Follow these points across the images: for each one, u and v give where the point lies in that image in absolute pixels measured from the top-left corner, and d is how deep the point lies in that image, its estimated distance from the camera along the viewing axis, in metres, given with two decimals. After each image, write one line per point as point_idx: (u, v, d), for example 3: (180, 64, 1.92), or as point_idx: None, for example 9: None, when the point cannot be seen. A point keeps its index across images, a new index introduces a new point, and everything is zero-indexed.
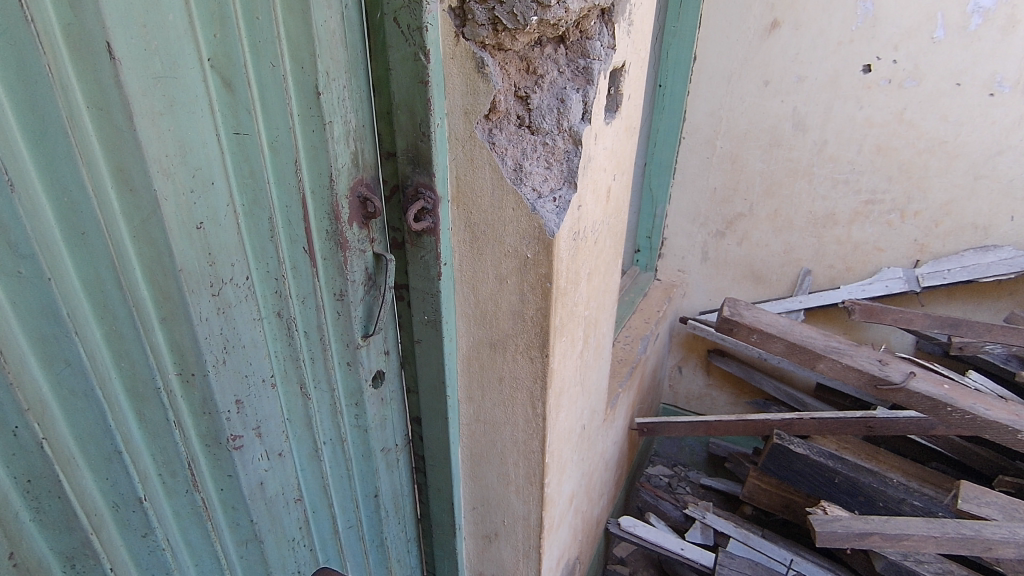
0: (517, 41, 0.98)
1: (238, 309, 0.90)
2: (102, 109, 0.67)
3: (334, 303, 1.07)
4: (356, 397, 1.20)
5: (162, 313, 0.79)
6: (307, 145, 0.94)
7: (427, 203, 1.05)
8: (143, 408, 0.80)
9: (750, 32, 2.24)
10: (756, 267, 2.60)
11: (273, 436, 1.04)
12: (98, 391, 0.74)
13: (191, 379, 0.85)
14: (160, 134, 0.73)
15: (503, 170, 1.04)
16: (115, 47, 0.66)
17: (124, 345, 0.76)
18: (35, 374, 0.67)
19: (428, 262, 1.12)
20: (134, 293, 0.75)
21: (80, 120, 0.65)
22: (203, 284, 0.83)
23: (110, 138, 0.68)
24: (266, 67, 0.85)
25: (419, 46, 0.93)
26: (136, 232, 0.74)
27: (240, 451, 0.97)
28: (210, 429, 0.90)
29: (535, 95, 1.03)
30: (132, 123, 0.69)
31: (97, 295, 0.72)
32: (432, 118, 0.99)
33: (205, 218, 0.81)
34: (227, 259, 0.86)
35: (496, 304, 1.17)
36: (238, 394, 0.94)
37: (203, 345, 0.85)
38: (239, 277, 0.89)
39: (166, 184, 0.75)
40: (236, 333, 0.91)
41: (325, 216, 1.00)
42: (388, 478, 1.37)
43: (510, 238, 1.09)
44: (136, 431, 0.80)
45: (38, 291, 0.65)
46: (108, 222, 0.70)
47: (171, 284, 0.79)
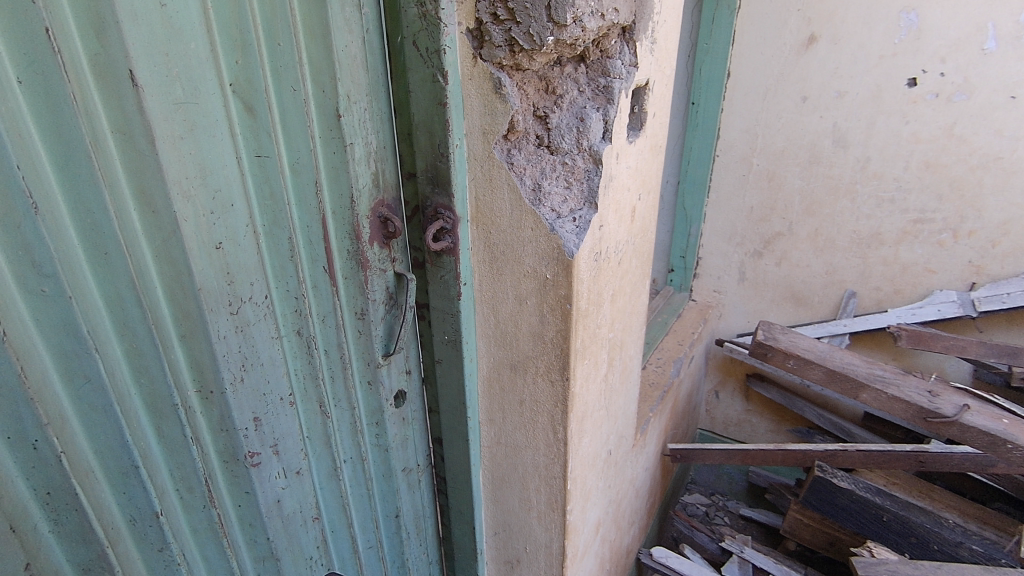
0: (535, 61, 0.96)
1: (257, 327, 0.91)
2: (126, 134, 0.70)
3: (355, 321, 1.09)
4: (377, 416, 1.20)
5: (182, 330, 0.81)
6: (329, 166, 0.96)
7: (447, 223, 1.05)
8: (161, 423, 0.82)
9: (786, 47, 2.18)
10: (796, 289, 2.49)
11: (291, 453, 1.04)
12: (116, 406, 0.75)
13: (209, 396, 0.87)
14: (181, 157, 0.75)
15: (521, 190, 1.02)
16: (138, 75, 0.69)
17: (144, 360, 0.78)
18: (56, 388, 0.69)
19: (448, 281, 1.11)
20: (154, 310, 0.78)
21: (103, 143, 0.68)
22: (222, 303, 0.85)
23: (133, 162, 0.71)
24: (287, 91, 0.87)
25: (437, 68, 0.93)
26: (158, 251, 0.76)
27: (258, 468, 0.97)
28: (227, 446, 0.92)
29: (553, 115, 1.01)
30: (153, 146, 0.72)
31: (118, 313, 0.74)
32: (451, 138, 0.98)
33: (224, 238, 0.83)
34: (246, 279, 0.88)
35: (516, 326, 1.14)
36: (256, 411, 0.95)
37: (221, 363, 0.87)
38: (258, 296, 0.91)
39: (187, 205, 0.77)
40: (255, 351, 0.92)
41: (346, 235, 1.02)
42: (409, 499, 1.36)
43: (530, 259, 1.06)
44: (154, 446, 0.82)
45: (59, 309, 0.68)
46: (130, 243, 0.73)
47: (190, 302, 0.81)
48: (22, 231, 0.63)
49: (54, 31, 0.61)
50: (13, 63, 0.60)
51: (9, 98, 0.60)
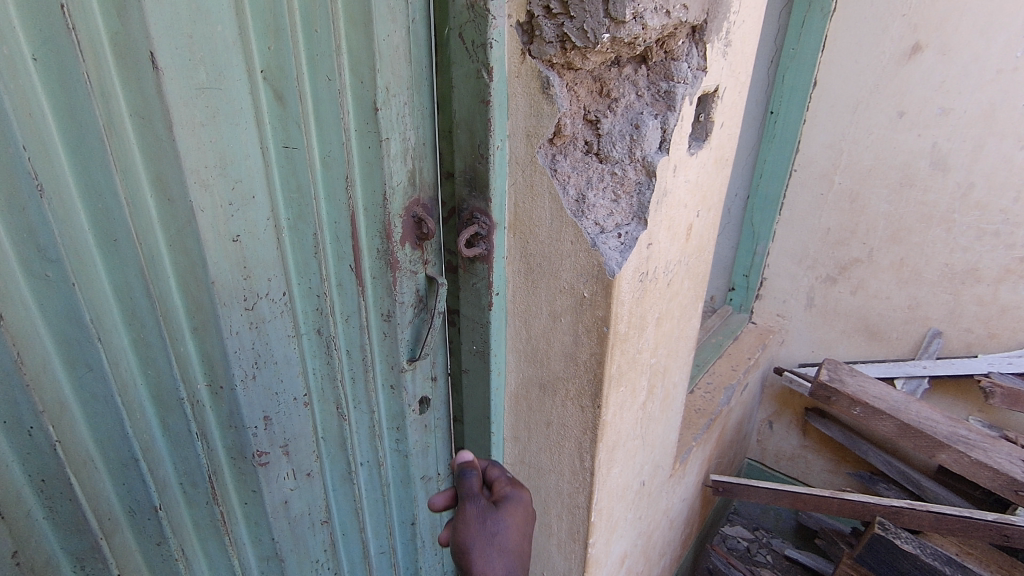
0: (590, 60, 0.86)
1: (273, 325, 0.88)
2: (144, 117, 0.67)
3: (380, 323, 1.05)
4: (398, 421, 1.16)
5: (193, 322, 0.79)
6: (362, 161, 0.92)
7: (481, 229, 0.98)
8: (166, 416, 0.80)
9: (885, 56, 1.94)
10: (871, 322, 2.23)
11: (303, 454, 1.01)
12: (118, 398, 0.73)
13: (219, 391, 0.85)
14: (201, 144, 0.72)
15: (563, 200, 0.92)
16: (159, 57, 0.65)
17: (151, 352, 0.76)
18: (58, 375, 0.67)
19: (480, 290, 1.05)
20: (164, 301, 0.75)
21: (119, 127, 0.65)
22: (236, 298, 0.82)
23: (150, 147, 0.68)
24: (321, 81, 0.83)
25: (482, 63, 0.86)
26: (172, 241, 0.74)
27: (265, 467, 0.94)
28: (235, 442, 0.89)
29: (606, 120, 0.91)
30: (172, 133, 0.68)
31: (126, 301, 0.72)
32: (492, 139, 0.91)
33: (243, 231, 0.80)
34: (263, 274, 0.85)
35: (548, 344, 1.05)
36: (267, 410, 0.92)
37: (232, 359, 0.84)
38: (276, 292, 0.87)
39: (204, 196, 0.74)
40: (269, 349, 0.89)
41: (376, 234, 0.97)
42: (427, 507, 1.31)
43: (567, 274, 0.97)
44: (158, 439, 0.80)
45: (62, 296, 0.65)
46: (141, 232, 0.70)
47: (203, 295, 0.78)
48: (28, 214, 0.61)
49: (71, 8, 0.58)
50: (28, 40, 0.57)
51: (20, 74, 0.57)
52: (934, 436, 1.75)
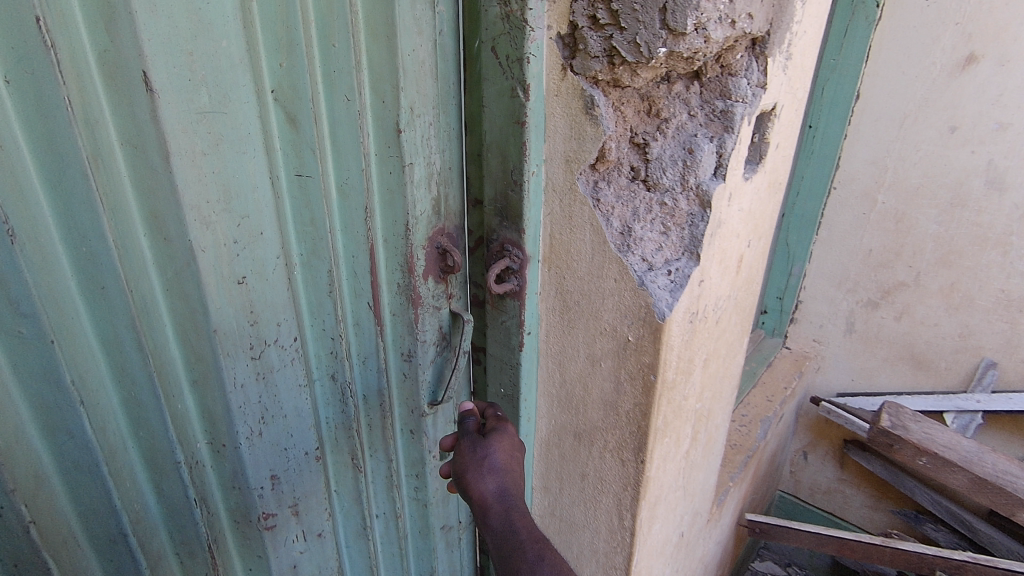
0: (639, 77, 0.75)
1: (281, 374, 0.79)
2: (138, 147, 0.58)
3: (400, 363, 0.96)
4: (417, 468, 1.06)
5: (193, 375, 0.69)
6: (383, 188, 0.82)
7: (513, 262, 0.88)
8: (161, 481, 0.70)
9: (935, 67, 1.69)
10: (916, 350, 1.97)
11: (314, 513, 0.90)
12: (105, 466, 0.64)
13: (222, 450, 0.75)
14: (202, 176, 0.62)
15: (606, 233, 0.82)
16: (154, 79, 0.56)
17: (144, 412, 0.66)
18: (34, 444, 0.58)
19: (510, 329, 0.95)
20: (160, 353, 0.66)
21: (107, 158, 0.56)
22: (242, 347, 0.72)
23: (144, 180, 0.59)
24: (340, 102, 0.74)
25: (518, 80, 0.77)
26: (169, 284, 0.64)
27: (272, 531, 0.84)
28: (240, 504, 0.79)
29: (655, 143, 0.80)
30: (168, 165, 0.59)
31: (116, 356, 0.63)
32: (526, 165, 0.82)
33: (249, 271, 0.70)
34: (271, 318, 0.75)
35: (584, 389, 0.95)
36: (275, 469, 0.82)
37: (236, 415, 0.74)
38: (285, 338, 0.78)
39: (206, 234, 0.64)
40: (277, 402, 0.79)
41: (397, 267, 0.88)
42: (447, 558, 1.21)
43: (609, 315, 0.86)
44: (152, 506, 0.70)
45: (38, 354, 0.56)
46: (132, 278, 0.61)
47: (204, 345, 0.68)
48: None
49: (48, 21, 0.49)
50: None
51: None
52: (1013, 495, 1.63)
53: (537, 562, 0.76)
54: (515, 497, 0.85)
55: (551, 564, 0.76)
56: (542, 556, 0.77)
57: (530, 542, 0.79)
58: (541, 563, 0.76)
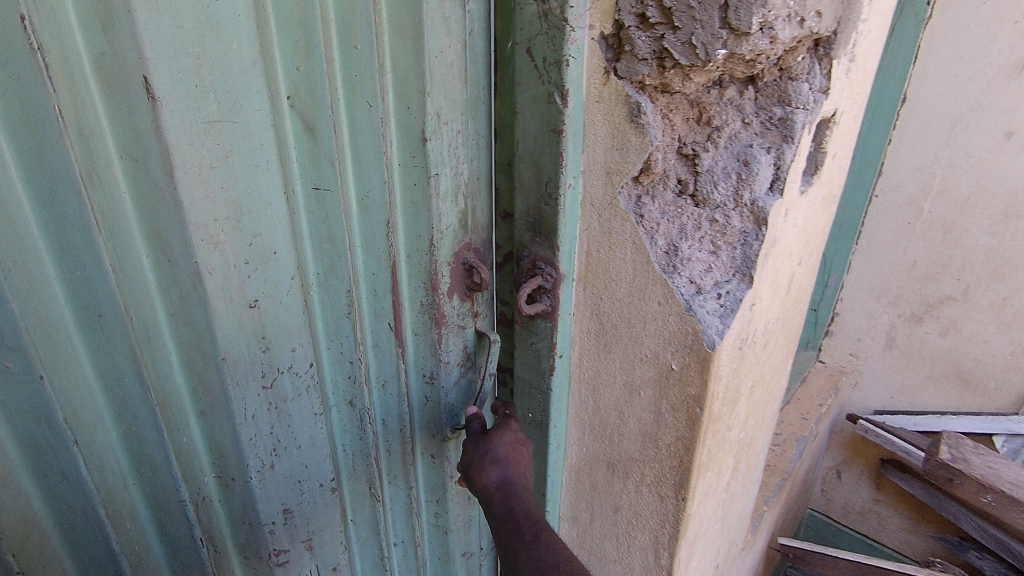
0: (692, 82, 0.67)
1: (296, 403, 0.72)
2: (139, 159, 0.51)
3: (422, 386, 0.89)
4: (437, 493, 0.99)
5: (200, 406, 0.63)
6: (406, 201, 0.76)
7: (546, 281, 0.81)
8: (165, 519, 0.66)
9: (991, 69, 1.57)
10: (963, 368, 1.86)
11: (328, 548, 0.84)
12: (102, 508, 0.60)
13: (230, 484, 0.69)
14: (210, 193, 0.55)
15: (649, 252, 0.75)
16: (155, 84, 0.48)
17: (145, 447, 0.62)
18: (24, 487, 0.54)
19: (540, 351, 0.88)
20: (162, 383, 0.60)
21: (104, 173, 0.50)
22: (253, 376, 0.65)
23: (146, 196, 0.53)
24: (361, 108, 0.68)
25: (555, 84, 0.70)
26: (173, 309, 0.58)
27: (284, 567, 0.77)
28: (249, 541, 0.73)
29: (706, 154, 0.72)
30: (172, 179, 0.52)
31: (115, 388, 0.58)
32: (563, 176, 0.75)
33: (261, 294, 0.63)
34: (286, 344, 0.68)
35: (621, 418, 0.88)
36: (288, 502, 0.74)
37: (246, 449, 0.67)
38: (300, 365, 0.71)
39: (213, 255, 0.57)
40: (291, 432, 0.72)
41: (420, 284, 0.81)
42: None
43: (650, 340, 0.79)
44: (155, 545, 0.67)
45: (27, 390, 0.51)
46: (131, 303, 0.55)
47: (212, 375, 0.61)
48: None
49: (36, 20, 0.43)
50: None
51: None
52: None
53: (534, 542, 0.72)
54: (519, 486, 0.80)
55: (548, 542, 0.72)
56: (539, 536, 0.73)
57: (529, 523, 0.75)
58: (538, 543, 0.72)
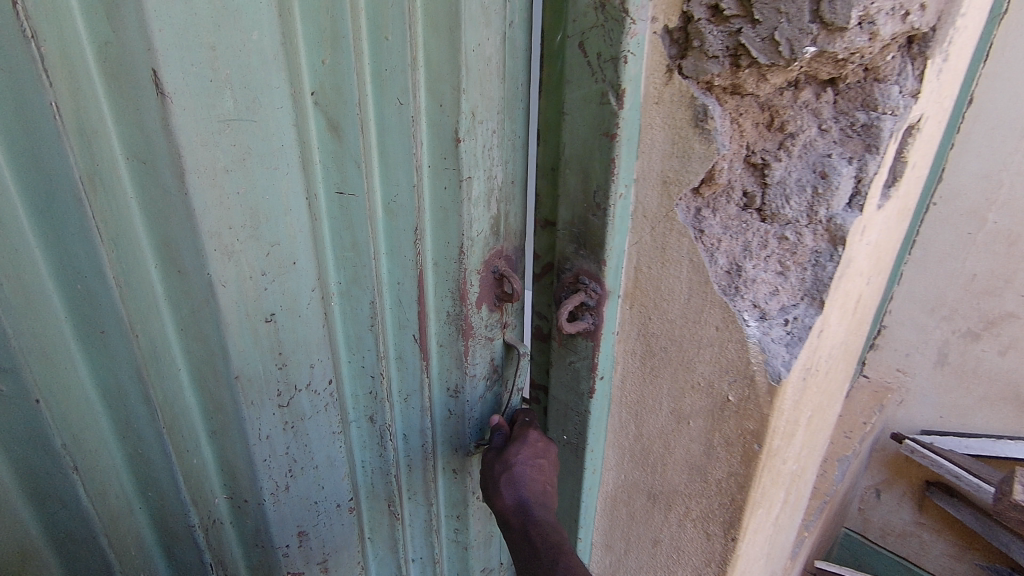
0: (768, 83, 0.60)
1: (314, 422, 0.67)
2: (147, 161, 0.46)
3: (445, 400, 0.83)
4: (458, 508, 0.93)
5: (212, 424, 0.60)
6: (436, 206, 0.70)
7: (590, 298, 0.74)
8: (173, 543, 0.62)
9: None
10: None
11: (344, 568, 0.81)
12: (104, 536, 0.55)
13: (243, 506, 0.65)
14: (225, 199, 0.50)
15: (709, 271, 0.68)
16: (165, 80, 0.43)
17: (152, 471, 0.57)
18: (20, 514, 0.50)
19: (579, 372, 0.81)
20: (171, 403, 0.56)
21: (108, 176, 0.45)
22: (269, 394, 0.60)
23: (155, 202, 0.48)
24: (391, 106, 0.62)
25: (611, 83, 0.63)
26: (184, 322, 0.54)
27: None
28: (263, 562, 0.70)
29: (778, 165, 0.64)
30: (183, 184, 0.47)
31: (118, 408, 0.53)
32: (613, 185, 0.68)
33: (279, 307, 0.58)
34: (304, 359, 0.63)
35: (665, 447, 0.81)
36: (303, 524, 0.71)
37: (260, 470, 0.63)
38: (318, 381, 0.66)
39: (228, 267, 0.52)
40: (308, 452, 0.68)
41: (446, 294, 0.75)
42: None
43: (705, 368, 0.72)
44: (163, 569, 0.63)
45: (22, 414, 0.46)
46: (137, 318, 0.51)
47: (224, 394, 0.57)
48: None
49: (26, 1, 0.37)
50: None
51: None
52: None
53: (552, 569, 0.66)
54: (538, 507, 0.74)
55: (567, 569, 0.66)
56: (559, 561, 0.67)
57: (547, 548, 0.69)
58: (556, 569, 0.66)
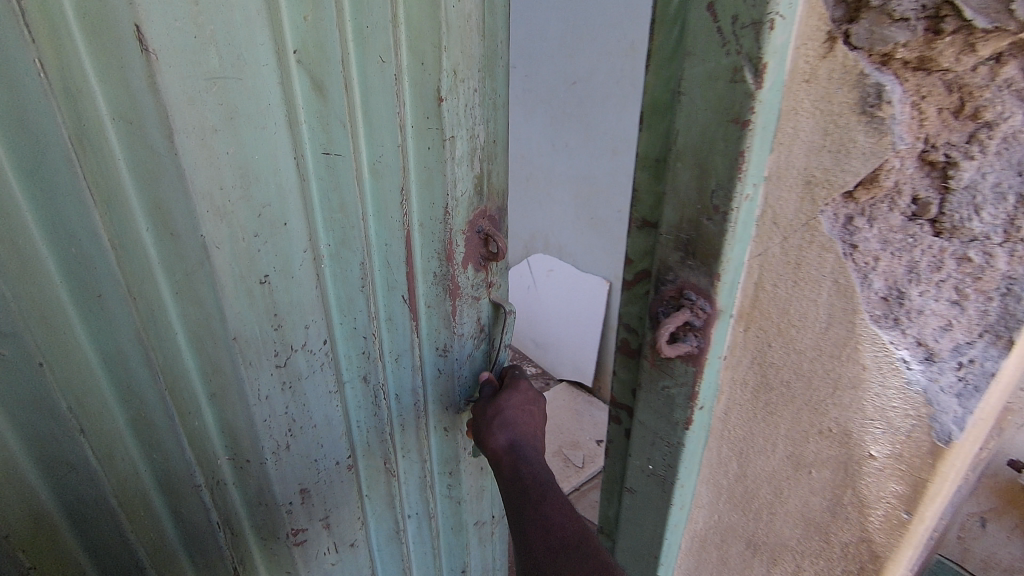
0: (975, 55, 0.46)
1: (310, 381, 0.76)
2: (133, 123, 0.53)
3: (435, 358, 0.94)
4: (450, 466, 1.06)
5: (211, 387, 0.68)
6: (420, 166, 0.80)
7: (695, 316, 0.61)
8: (180, 506, 0.74)
9: None
10: None
11: (345, 526, 0.92)
12: (114, 498, 0.68)
13: (245, 465, 0.75)
14: (215, 160, 0.57)
15: (860, 297, 0.57)
16: (149, 34, 0.49)
17: (155, 434, 0.68)
18: (29, 477, 0.61)
19: (674, 400, 0.67)
20: (170, 366, 0.65)
21: (95, 138, 0.52)
22: (266, 355, 0.69)
23: (144, 162, 0.54)
24: (373, 65, 0.70)
25: (748, 56, 0.49)
26: (179, 288, 0.61)
27: (301, 546, 0.86)
28: (266, 522, 0.81)
29: (967, 167, 0.50)
30: (172, 145, 0.54)
31: (120, 371, 0.62)
32: (741, 183, 0.54)
33: (272, 269, 0.66)
34: (299, 320, 0.72)
35: (776, 494, 0.72)
36: (303, 483, 0.82)
37: (261, 429, 0.73)
38: (313, 341, 0.74)
39: (219, 227, 0.60)
40: (306, 413, 0.78)
41: (433, 254, 0.85)
42: (480, 552, 1.23)
43: (838, 417, 0.64)
44: (172, 532, 0.75)
45: (33, 378, 0.57)
46: (133, 282, 0.59)
47: (222, 354, 0.66)
48: None
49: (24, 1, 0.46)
50: None
51: None
52: None
53: (539, 504, 0.71)
54: (528, 447, 0.82)
55: (552, 503, 0.71)
56: (545, 499, 0.72)
57: (536, 483, 0.75)
58: (543, 504, 0.71)
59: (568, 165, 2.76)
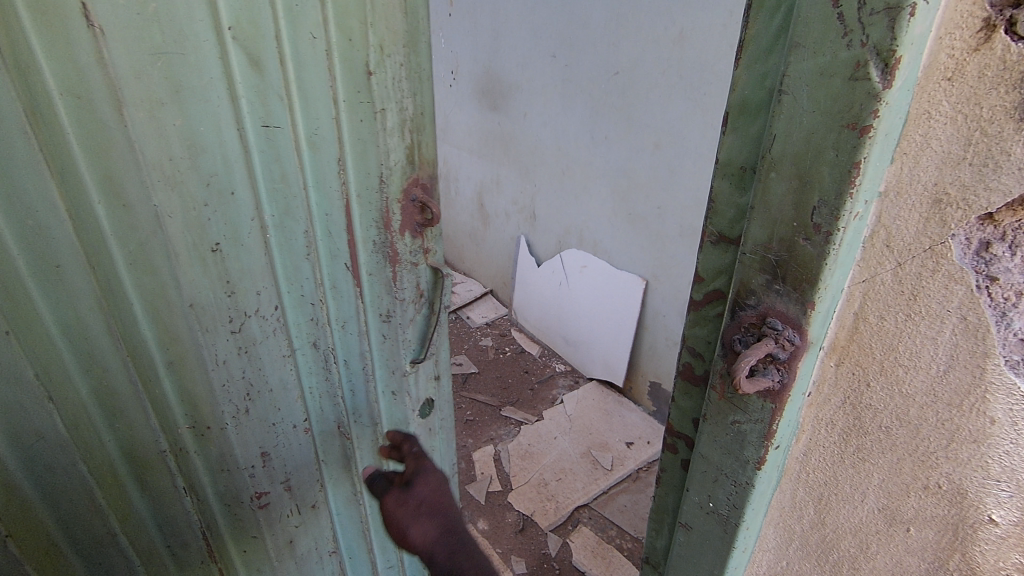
0: None
1: (265, 346, 0.66)
2: (82, 97, 0.47)
3: (379, 327, 0.76)
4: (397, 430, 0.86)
5: (169, 356, 0.59)
6: (354, 138, 0.65)
7: (779, 348, 0.52)
8: (145, 473, 0.62)
9: None
10: None
11: (307, 486, 0.78)
12: (83, 464, 0.58)
13: (206, 433, 0.65)
14: (163, 131, 0.51)
15: (995, 338, 0.47)
16: (96, 13, 0.45)
17: (118, 401, 0.58)
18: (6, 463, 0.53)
19: (746, 437, 0.59)
20: (128, 333, 0.56)
21: (47, 113, 0.46)
22: (222, 321, 0.61)
23: (95, 138, 0.48)
24: (302, 41, 0.57)
25: (869, 48, 0.40)
26: (133, 258, 0.53)
27: (266, 508, 0.74)
28: (229, 487, 0.69)
29: None
30: (123, 117, 0.49)
31: (82, 340, 0.53)
32: (853, 200, 0.45)
33: (224, 236, 0.58)
34: (252, 287, 0.62)
35: (861, 548, 0.62)
36: (264, 445, 0.71)
37: (219, 395, 0.64)
38: (268, 309, 0.65)
39: (173, 197, 0.54)
40: (262, 376, 0.67)
41: (372, 222, 0.70)
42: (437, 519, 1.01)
43: (948, 473, 0.53)
44: (147, 515, 0.65)
45: None
46: (91, 250, 0.51)
47: (179, 320, 0.58)
48: None
49: None
50: None
51: None
52: None
53: None
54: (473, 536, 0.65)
55: None
56: None
57: None
58: None
59: (608, 159, 2.21)
